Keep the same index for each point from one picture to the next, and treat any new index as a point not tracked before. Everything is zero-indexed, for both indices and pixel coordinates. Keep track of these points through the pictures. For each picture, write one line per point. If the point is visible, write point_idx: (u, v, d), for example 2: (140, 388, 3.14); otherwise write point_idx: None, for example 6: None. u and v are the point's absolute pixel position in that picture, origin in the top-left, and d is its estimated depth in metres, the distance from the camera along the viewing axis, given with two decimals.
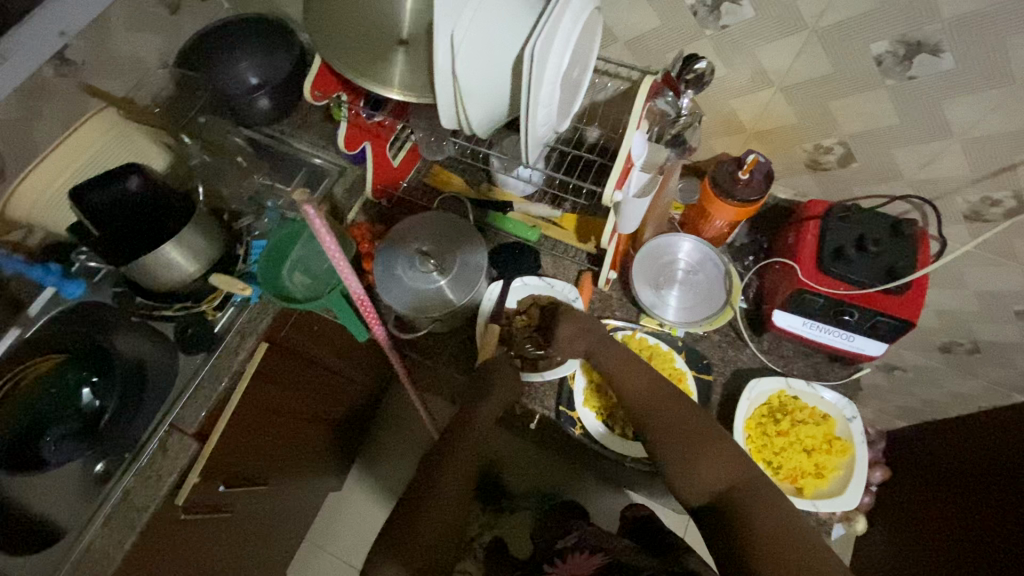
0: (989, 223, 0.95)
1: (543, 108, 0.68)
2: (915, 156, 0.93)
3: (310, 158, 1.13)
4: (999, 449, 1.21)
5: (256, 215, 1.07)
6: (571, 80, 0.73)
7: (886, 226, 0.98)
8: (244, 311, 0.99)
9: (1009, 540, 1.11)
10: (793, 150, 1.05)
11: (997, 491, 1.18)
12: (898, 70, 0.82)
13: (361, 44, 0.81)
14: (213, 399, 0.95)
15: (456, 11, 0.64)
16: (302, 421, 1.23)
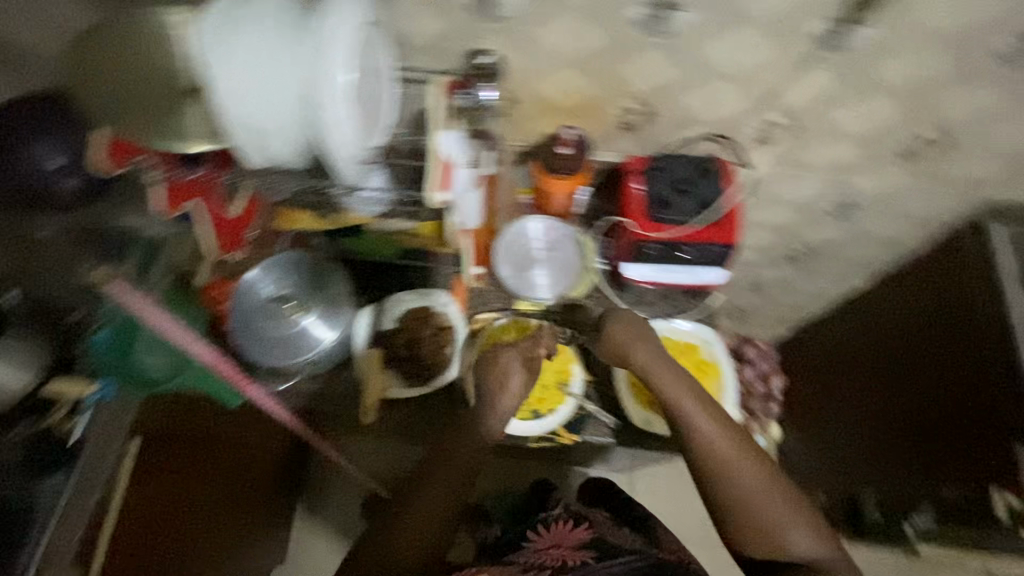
0: (776, 142, 1.29)
1: (332, 114, 0.78)
2: (702, 98, 1.20)
3: (141, 233, 1.06)
4: (885, 341, 1.45)
5: (89, 305, 1.04)
6: (366, 82, 0.85)
7: (687, 167, 1.33)
8: (101, 411, 0.97)
9: (909, 420, 1.35)
10: (603, 114, 1.28)
11: (880, 375, 1.45)
12: (654, 26, 1.04)
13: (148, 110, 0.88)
14: (90, 511, 0.92)
15: (226, 67, 0.79)
16: (209, 497, 1.22)
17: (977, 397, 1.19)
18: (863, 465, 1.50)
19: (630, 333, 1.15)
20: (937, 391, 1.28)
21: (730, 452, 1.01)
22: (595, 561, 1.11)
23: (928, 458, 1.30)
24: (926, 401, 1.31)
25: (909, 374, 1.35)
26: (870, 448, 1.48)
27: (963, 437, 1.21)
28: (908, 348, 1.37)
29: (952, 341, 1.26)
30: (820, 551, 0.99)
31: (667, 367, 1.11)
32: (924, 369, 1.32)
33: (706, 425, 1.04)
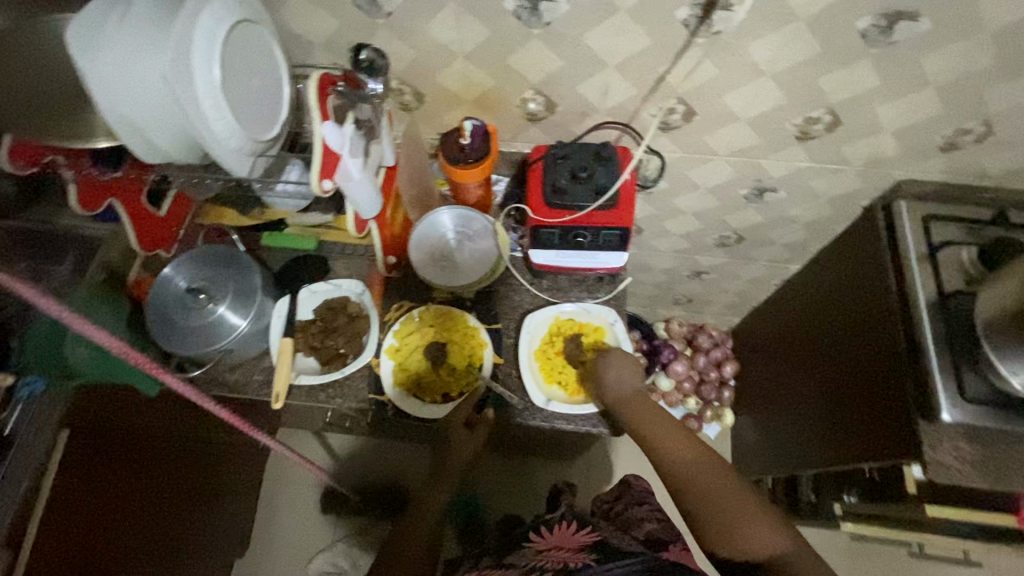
0: (770, 200, 1.02)
1: (217, 121, 0.61)
2: (744, 98, 0.79)
3: (84, 230, 0.97)
4: (844, 301, 1.03)
5: (23, 309, 0.92)
6: (248, 91, 0.66)
7: (591, 154, 0.82)
8: (35, 406, 0.86)
9: (831, 379, 1.07)
10: (639, 115, 0.85)
11: (816, 335, 1.13)
12: (703, 31, 0.69)
13: (54, 108, 0.72)
14: (16, 508, 0.83)
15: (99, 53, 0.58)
16: (174, 500, 1.13)
17: (872, 367, 0.92)
18: (785, 459, 1.27)
19: (618, 366, 0.81)
20: (844, 367, 1.01)
21: (697, 461, 0.72)
22: (596, 562, 0.75)
23: (835, 439, 1.05)
24: (834, 395, 1.06)
25: (851, 324, 0.99)
26: (801, 412, 1.20)
27: (884, 431, 0.88)
28: (811, 330, 1.15)
29: (850, 304, 1.00)
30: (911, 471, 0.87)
31: (636, 376, 0.81)
32: (842, 328, 1.02)
33: (679, 446, 0.74)
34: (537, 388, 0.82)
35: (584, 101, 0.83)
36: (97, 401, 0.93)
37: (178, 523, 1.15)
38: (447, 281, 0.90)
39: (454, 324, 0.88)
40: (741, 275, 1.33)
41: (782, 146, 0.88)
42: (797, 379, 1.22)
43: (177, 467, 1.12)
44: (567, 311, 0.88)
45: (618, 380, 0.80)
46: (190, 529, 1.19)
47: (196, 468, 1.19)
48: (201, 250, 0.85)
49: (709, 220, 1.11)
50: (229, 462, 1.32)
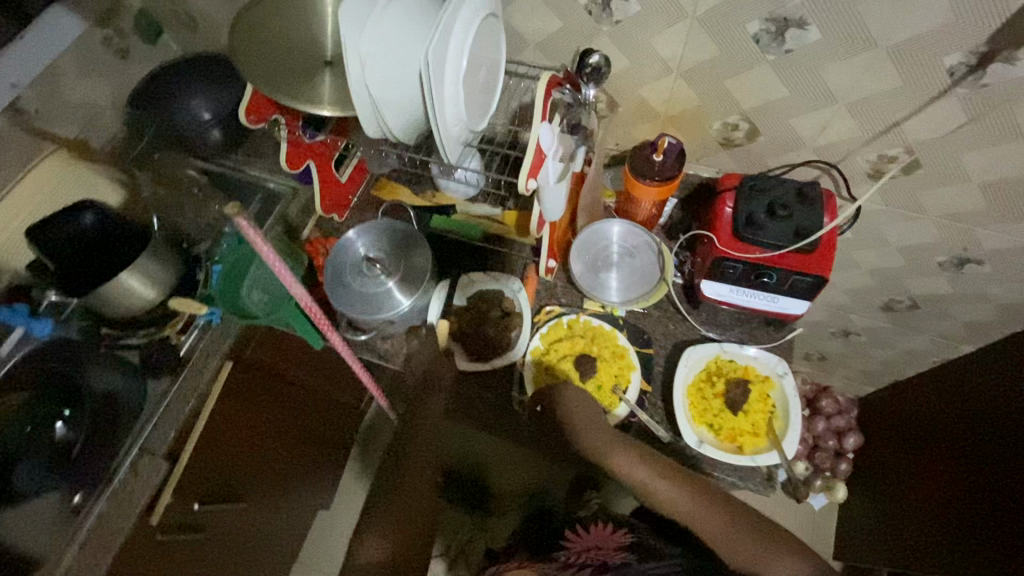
0: (969, 274, 0.92)
1: (449, 109, 0.64)
2: (988, 160, 0.71)
3: (263, 184, 1.05)
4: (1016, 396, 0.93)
5: (215, 240, 1.00)
6: (476, 83, 0.68)
7: (792, 191, 0.77)
8: (208, 332, 0.94)
9: (988, 478, 0.95)
10: (850, 160, 0.79)
11: (979, 429, 1.00)
12: (969, 81, 0.62)
13: (286, 67, 0.76)
14: (181, 421, 0.91)
15: (361, 31, 0.61)
16: (292, 442, 1.19)
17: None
18: (910, 555, 1.13)
19: (579, 408, 0.76)
20: (1013, 469, 0.90)
21: (690, 504, 0.67)
22: (636, 562, 0.72)
23: (978, 548, 0.93)
24: (990, 498, 0.94)
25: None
26: (938, 506, 1.08)
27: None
28: (975, 422, 1.02)
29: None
30: None
31: (595, 414, 0.76)
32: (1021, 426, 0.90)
33: (663, 484, 0.68)
34: (687, 425, 0.78)
35: (793, 135, 0.79)
36: (255, 338, 0.99)
37: (288, 465, 1.21)
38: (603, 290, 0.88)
39: (604, 340, 0.86)
40: (895, 343, 1.21)
41: (1012, 218, 0.78)
42: (941, 468, 1.10)
43: (300, 414, 1.19)
44: (729, 351, 0.82)
45: (586, 428, 0.73)
46: (295, 472, 1.26)
47: (313, 418, 1.26)
48: (384, 222, 0.90)
49: (884, 279, 1.02)
50: (338, 418, 1.39)
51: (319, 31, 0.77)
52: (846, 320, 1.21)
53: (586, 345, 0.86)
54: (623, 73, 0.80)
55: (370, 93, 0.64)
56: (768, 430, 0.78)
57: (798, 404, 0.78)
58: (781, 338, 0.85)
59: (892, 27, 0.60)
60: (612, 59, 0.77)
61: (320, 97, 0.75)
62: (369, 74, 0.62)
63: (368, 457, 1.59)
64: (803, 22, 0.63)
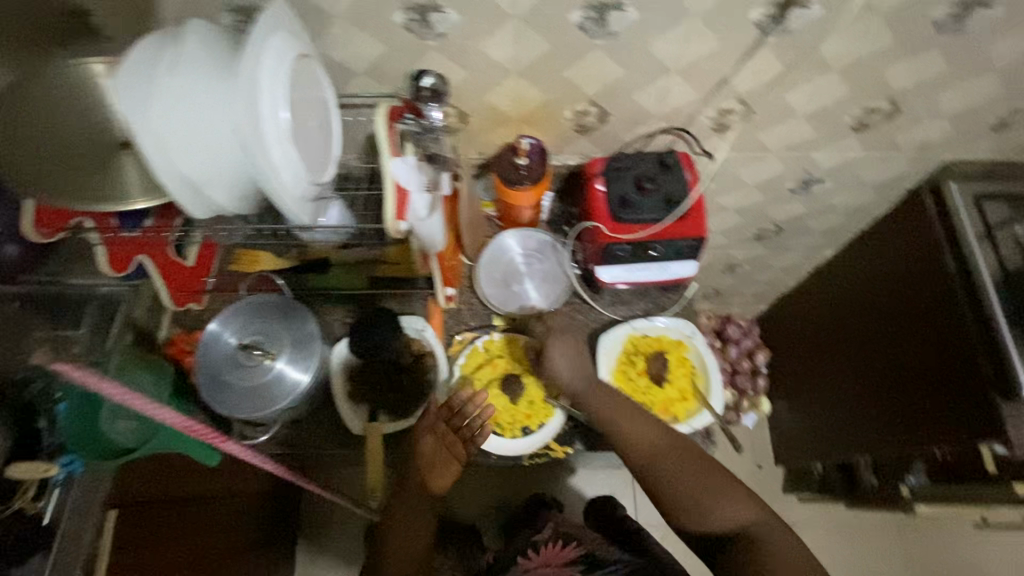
0: (815, 192, 1.01)
1: (290, 170, 0.56)
2: (806, 95, 0.77)
3: (93, 287, 0.85)
4: (883, 264, 1.04)
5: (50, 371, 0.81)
6: (308, 131, 0.61)
7: (654, 162, 0.79)
8: (73, 487, 0.76)
9: (878, 343, 1.06)
10: (693, 120, 0.83)
11: (861, 305, 1.11)
12: (776, 29, 0.67)
13: (74, 165, 0.64)
14: None
15: (152, 114, 0.53)
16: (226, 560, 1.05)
17: (937, 340, 0.91)
18: (834, 445, 1.26)
19: (572, 360, 0.76)
20: (894, 339, 1.01)
21: (662, 445, 0.70)
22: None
23: (886, 421, 1.05)
24: (881, 374, 1.06)
25: (897, 288, 1.00)
26: (841, 371, 1.20)
27: (956, 409, 0.88)
28: (849, 312, 1.15)
29: (900, 285, 0.99)
30: (953, 432, 0.89)
31: (587, 365, 0.77)
32: (889, 302, 1.02)
33: (654, 435, 0.71)
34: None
35: (640, 107, 0.80)
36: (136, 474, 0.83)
37: None
38: (556, 279, 0.88)
39: (523, 354, 0.85)
40: (773, 265, 1.33)
41: (837, 138, 0.86)
42: (838, 344, 1.20)
43: (214, 532, 1.01)
44: (640, 327, 0.84)
45: (576, 373, 0.75)
46: None
47: (239, 525, 1.11)
48: (248, 301, 0.79)
49: (751, 214, 1.10)
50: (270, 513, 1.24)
51: (101, 109, 0.65)
52: (729, 256, 1.30)
53: (503, 363, 0.84)
54: (466, 83, 0.76)
55: (190, 178, 0.56)
56: (693, 390, 0.82)
57: (712, 359, 0.83)
58: (682, 299, 0.87)
59: None
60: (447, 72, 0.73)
61: (131, 190, 0.64)
62: (181, 159, 0.54)
63: (316, 535, 1.45)
64: (621, 4, 0.64)
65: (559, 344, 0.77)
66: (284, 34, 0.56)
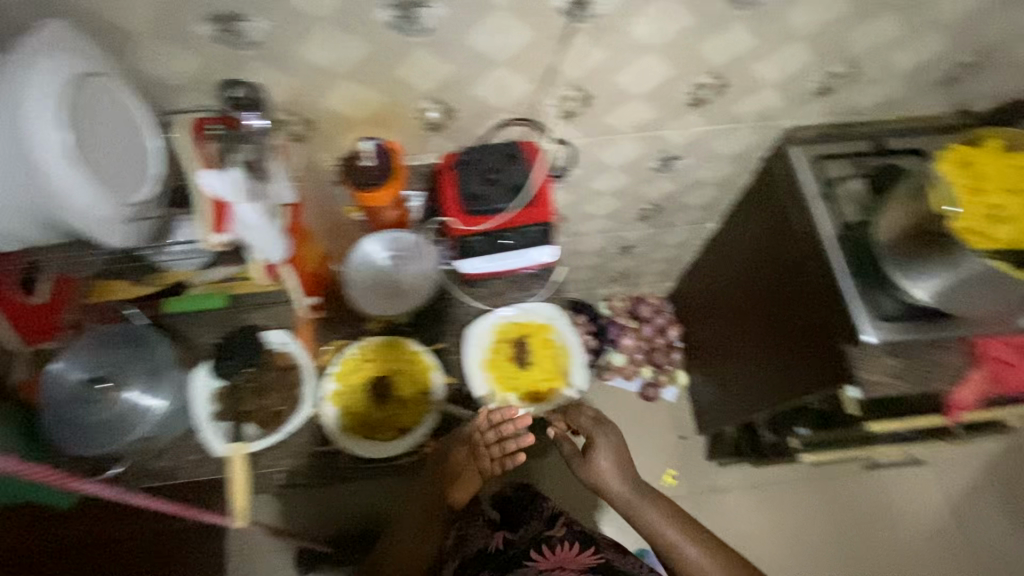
0: (678, 170, 1.06)
1: (86, 190, 0.55)
2: (635, 76, 0.81)
3: None
4: (757, 229, 1.09)
5: None
6: (108, 148, 0.60)
7: (499, 153, 0.81)
8: None
9: (761, 304, 1.10)
10: (537, 110, 0.85)
11: (747, 271, 1.15)
12: (582, 14, 0.70)
13: None
14: None
15: None
16: None
17: (799, 294, 0.95)
18: (739, 408, 1.31)
19: (612, 468, 0.81)
20: (772, 299, 1.06)
21: (718, 564, 0.74)
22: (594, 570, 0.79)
23: (774, 378, 1.09)
24: (767, 334, 1.10)
25: (768, 250, 1.05)
26: (740, 337, 1.24)
27: (818, 357, 0.92)
28: (739, 279, 1.20)
29: (770, 247, 1.04)
30: (818, 379, 0.93)
31: (626, 469, 0.82)
32: (765, 265, 1.07)
33: (694, 543, 0.76)
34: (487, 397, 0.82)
35: (482, 101, 0.82)
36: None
37: None
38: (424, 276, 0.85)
39: (394, 355, 0.83)
40: (665, 242, 1.38)
41: (678, 114, 0.91)
42: (734, 311, 1.25)
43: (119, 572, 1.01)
44: (506, 315, 0.86)
45: (613, 475, 0.81)
46: None
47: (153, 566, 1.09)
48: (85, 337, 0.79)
49: (625, 196, 1.13)
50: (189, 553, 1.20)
51: None
52: (622, 239, 1.34)
53: (380, 364, 0.82)
54: (299, 91, 0.76)
55: None
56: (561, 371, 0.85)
57: (575, 336, 0.85)
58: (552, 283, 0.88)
59: None
60: (274, 80, 0.73)
61: None
62: None
63: None
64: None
65: (602, 449, 0.81)
66: (60, 50, 0.54)
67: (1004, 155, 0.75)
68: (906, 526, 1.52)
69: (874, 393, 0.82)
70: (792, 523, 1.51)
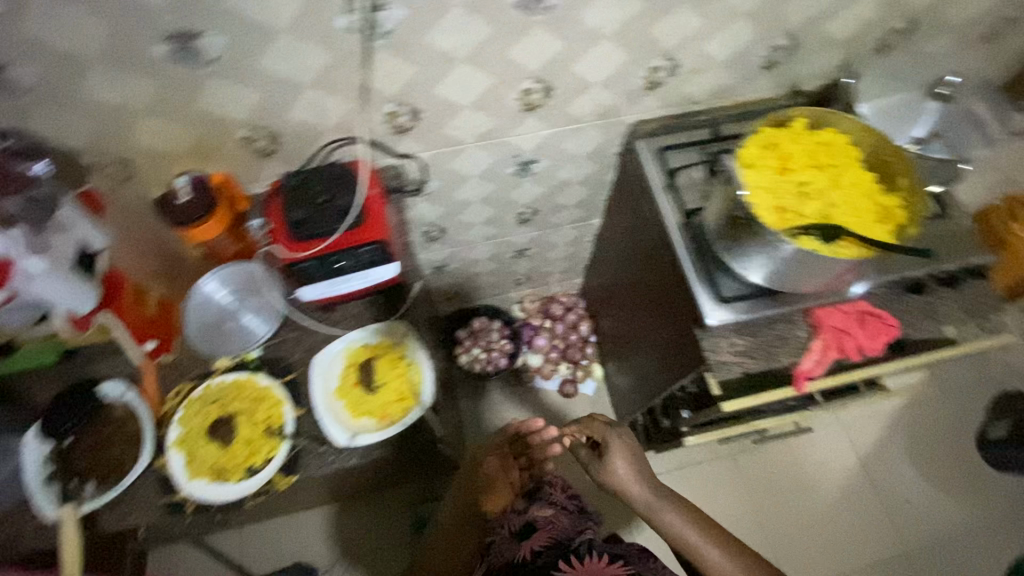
0: (539, 170, 1.07)
1: None
2: (456, 87, 0.80)
3: None
4: (627, 220, 1.11)
5: None
6: None
7: (326, 174, 0.79)
8: None
9: (641, 293, 1.12)
10: (366, 128, 0.83)
11: (629, 261, 1.17)
12: (374, 35, 0.69)
13: None
14: None
15: None
16: None
17: (659, 281, 0.97)
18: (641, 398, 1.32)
19: (627, 463, 0.86)
20: (646, 287, 1.07)
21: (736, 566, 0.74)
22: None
23: (657, 364, 1.10)
24: (648, 321, 1.11)
25: (638, 239, 1.06)
26: (634, 325, 1.26)
27: (678, 341, 0.94)
28: (625, 270, 1.21)
29: (638, 237, 1.05)
30: (682, 362, 0.94)
31: (644, 471, 0.87)
32: (638, 253, 1.08)
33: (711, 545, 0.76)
34: (337, 427, 0.78)
35: (305, 124, 0.80)
36: None
37: None
38: (270, 310, 0.85)
39: (241, 392, 0.81)
40: (557, 240, 1.39)
41: (517, 120, 0.91)
42: (627, 300, 1.26)
43: None
44: (356, 338, 0.84)
45: (629, 473, 0.86)
46: None
47: None
48: None
49: (498, 201, 1.14)
50: None
51: None
52: (512, 242, 1.34)
53: (219, 407, 0.80)
54: (97, 134, 0.72)
55: None
56: (411, 391, 0.82)
57: (426, 354, 0.84)
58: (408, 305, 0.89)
59: (272, 12, 0.63)
60: (60, 125, 0.69)
61: None
62: None
63: None
64: (195, 32, 0.63)
65: (612, 449, 0.88)
66: None
67: (806, 133, 0.78)
68: (822, 490, 1.54)
69: (724, 376, 0.84)
70: (714, 504, 1.51)
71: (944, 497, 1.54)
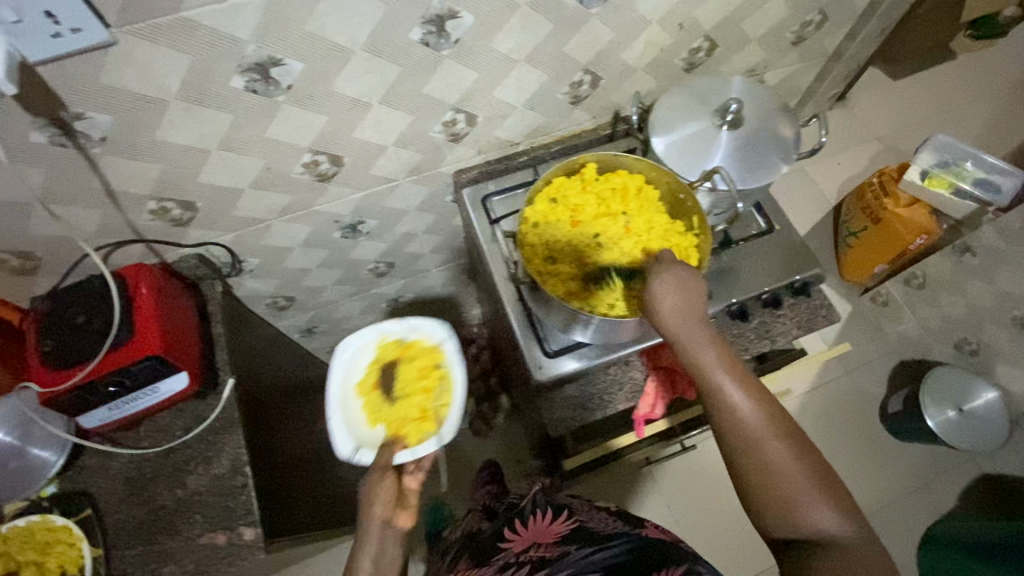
0: (372, 230, 1.01)
1: None
2: (223, 174, 0.73)
3: None
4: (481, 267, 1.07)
5: None
6: None
7: (88, 287, 0.71)
8: None
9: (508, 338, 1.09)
10: (137, 228, 0.76)
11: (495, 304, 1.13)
12: (90, 144, 0.62)
13: None
14: None
15: None
16: None
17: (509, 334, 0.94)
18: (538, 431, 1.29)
19: (679, 295, 0.62)
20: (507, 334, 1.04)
21: (765, 424, 0.56)
22: (575, 548, 0.70)
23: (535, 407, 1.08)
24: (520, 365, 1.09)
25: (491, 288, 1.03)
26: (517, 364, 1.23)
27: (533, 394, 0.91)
28: None
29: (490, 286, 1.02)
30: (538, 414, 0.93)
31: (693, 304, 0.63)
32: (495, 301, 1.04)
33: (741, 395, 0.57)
34: (345, 433, 0.68)
35: (57, 237, 0.72)
36: None
37: None
38: (59, 440, 0.76)
39: (30, 536, 0.72)
40: (429, 282, 1.34)
41: (317, 190, 0.84)
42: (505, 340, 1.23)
43: None
44: (391, 330, 0.73)
45: (675, 308, 0.62)
46: None
47: None
48: None
49: (341, 263, 1.07)
50: None
51: None
52: (381, 293, 1.28)
53: (5, 559, 0.71)
54: None
55: None
56: (407, 435, 0.68)
57: (462, 367, 0.71)
58: (221, 400, 0.81)
59: None
60: None
61: None
62: None
63: None
64: None
65: (664, 281, 0.63)
66: None
67: (598, 180, 0.76)
68: None
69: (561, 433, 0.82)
70: None
71: (861, 469, 1.55)
